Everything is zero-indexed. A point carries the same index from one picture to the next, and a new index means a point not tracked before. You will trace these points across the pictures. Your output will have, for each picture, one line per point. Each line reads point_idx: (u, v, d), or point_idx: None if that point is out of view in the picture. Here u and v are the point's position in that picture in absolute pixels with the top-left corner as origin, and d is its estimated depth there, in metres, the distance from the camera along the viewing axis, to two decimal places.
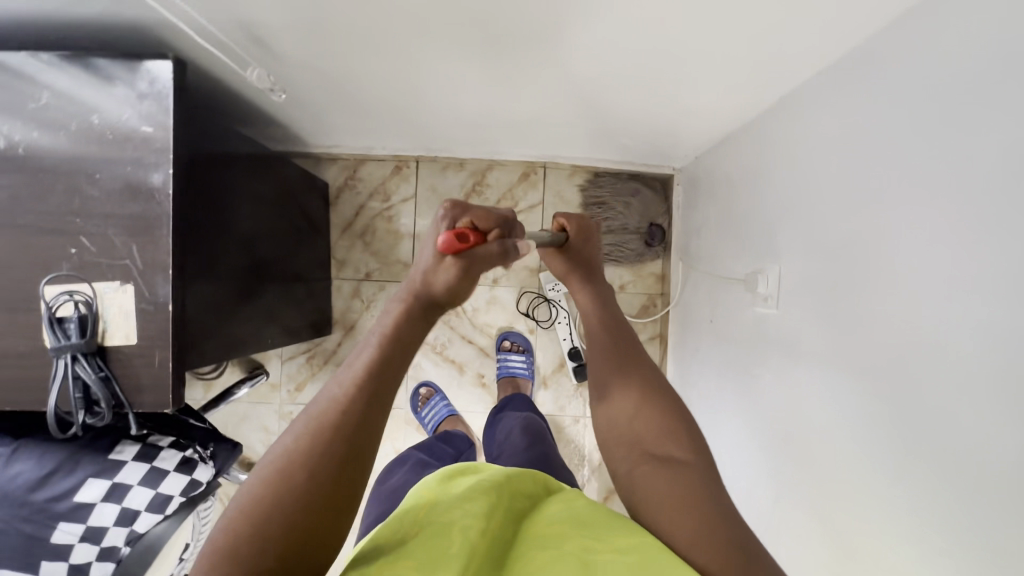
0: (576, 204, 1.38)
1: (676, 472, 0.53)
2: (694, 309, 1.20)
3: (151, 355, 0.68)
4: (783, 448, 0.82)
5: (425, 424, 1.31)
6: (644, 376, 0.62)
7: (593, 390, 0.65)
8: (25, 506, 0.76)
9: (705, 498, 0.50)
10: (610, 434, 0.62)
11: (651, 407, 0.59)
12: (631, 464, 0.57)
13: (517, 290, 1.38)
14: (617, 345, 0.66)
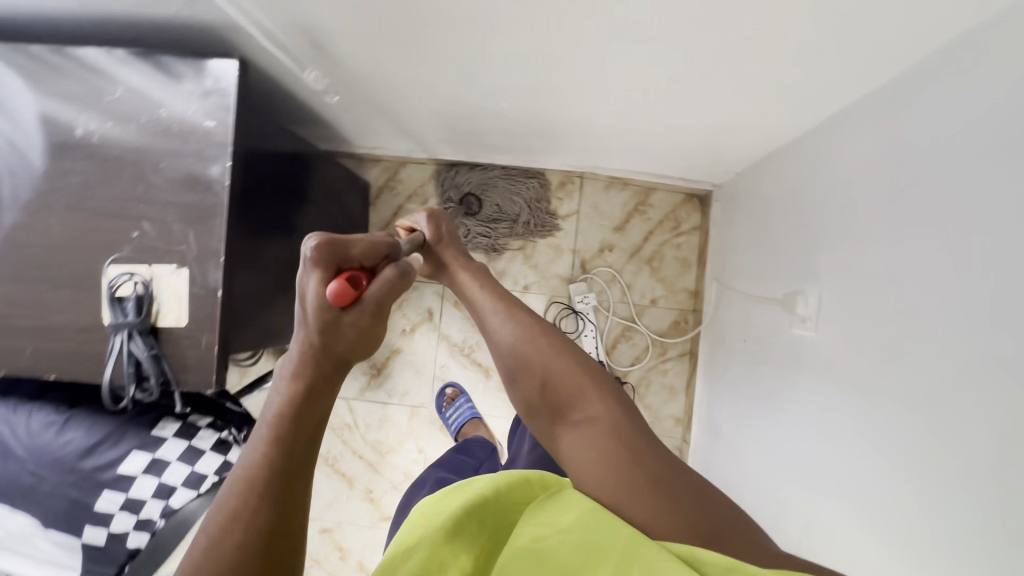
0: (611, 215, 1.38)
1: (607, 424, 0.59)
2: (725, 327, 1.18)
3: (198, 337, 0.72)
4: (813, 475, 0.79)
5: (449, 424, 1.32)
6: (542, 331, 0.68)
7: (504, 366, 0.67)
8: (73, 472, 0.81)
9: (635, 436, 0.58)
10: (533, 408, 0.65)
11: (565, 365, 0.64)
12: (566, 428, 0.61)
13: (547, 299, 1.38)
14: (511, 313, 0.70)
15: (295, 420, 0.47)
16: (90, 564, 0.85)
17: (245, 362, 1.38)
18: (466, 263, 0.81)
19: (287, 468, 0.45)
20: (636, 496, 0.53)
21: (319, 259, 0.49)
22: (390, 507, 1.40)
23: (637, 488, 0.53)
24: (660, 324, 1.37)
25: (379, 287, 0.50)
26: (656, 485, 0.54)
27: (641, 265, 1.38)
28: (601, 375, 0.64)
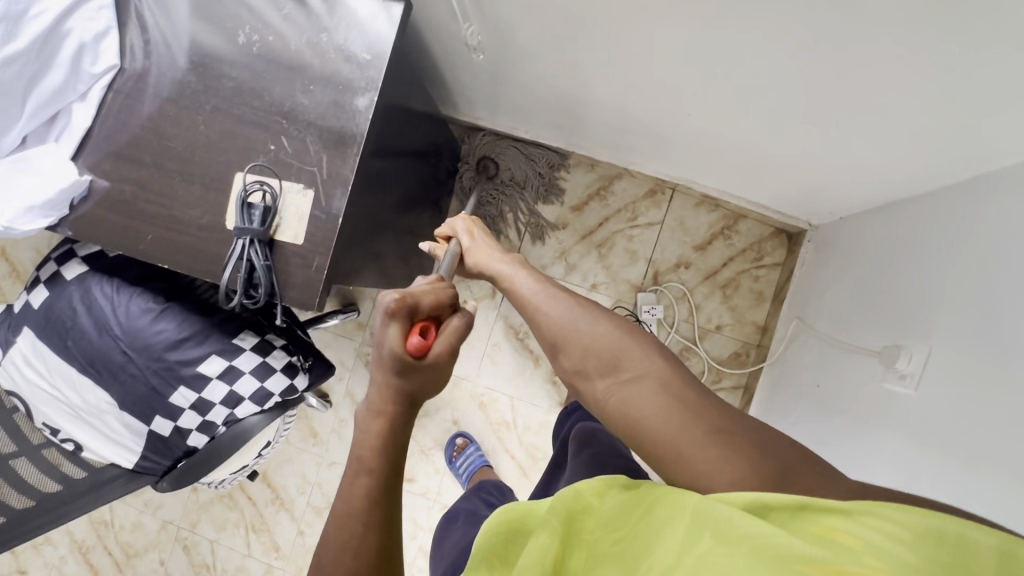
0: (695, 233, 1.35)
1: (651, 383, 0.53)
2: (793, 369, 1.14)
3: (309, 259, 0.74)
4: None
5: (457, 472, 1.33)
6: (580, 302, 0.65)
7: (545, 343, 0.64)
8: (158, 361, 0.84)
9: (686, 387, 0.52)
10: (575, 375, 0.60)
11: (601, 331, 0.60)
12: (602, 385, 0.57)
13: (612, 302, 1.37)
14: (550, 292, 0.68)
15: (379, 461, 0.48)
16: (151, 452, 0.89)
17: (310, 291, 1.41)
18: (497, 251, 0.84)
19: (377, 505, 0.47)
20: (695, 447, 0.46)
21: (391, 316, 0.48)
22: (413, 470, 1.40)
23: (696, 439, 0.46)
24: (721, 352, 1.34)
25: (453, 335, 0.50)
26: (719, 437, 0.46)
27: (714, 289, 1.35)
28: (641, 337, 0.59)
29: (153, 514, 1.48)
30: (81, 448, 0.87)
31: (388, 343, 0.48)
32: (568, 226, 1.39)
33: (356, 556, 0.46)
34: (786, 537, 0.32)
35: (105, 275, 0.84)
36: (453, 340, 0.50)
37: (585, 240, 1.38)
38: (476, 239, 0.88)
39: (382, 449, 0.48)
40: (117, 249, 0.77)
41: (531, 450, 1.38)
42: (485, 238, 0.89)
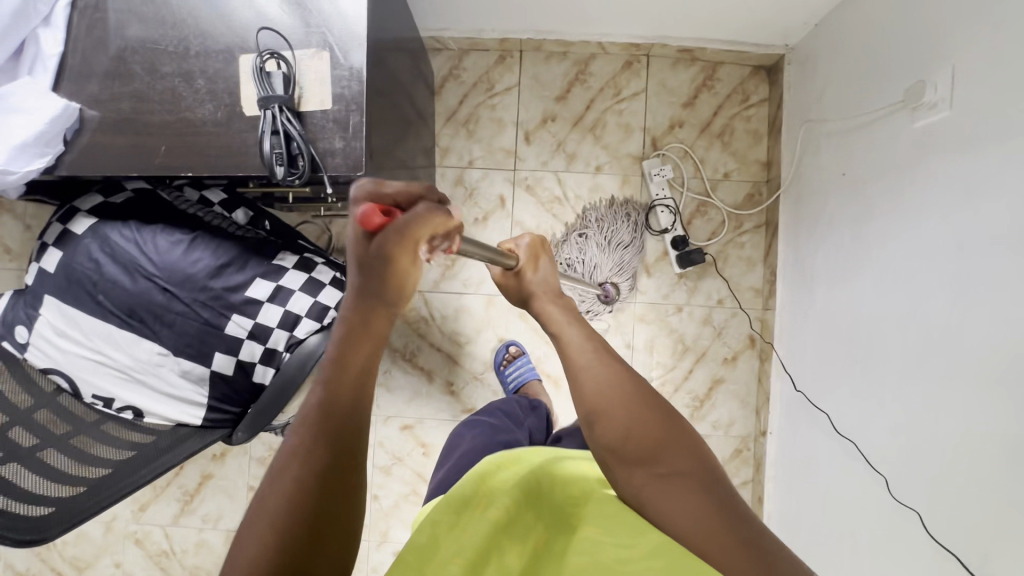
0: (680, 91, 1.37)
1: (696, 481, 0.49)
2: (813, 179, 1.17)
3: (344, 122, 0.70)
4: (954, 262, 0.77)
5: (507, 382, 1.31)
6: (630, 373, 0.55)
7: (580, 408, 0.54)
8: (204, 292, 0.78)
9: (728, 500, 0.48)
10: (610, 452, 0.52)
11: (658, 410, 0.52)
12: (646, 470, 0.50)
13: (620, 179, 1.38)
14: (599, 354, 0.57)
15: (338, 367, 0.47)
16: (218, 400, 0.82)
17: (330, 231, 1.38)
18: (557, 295, 0.69)
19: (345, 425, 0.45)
20: (721, 546, 0.45)
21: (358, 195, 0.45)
22: (472, 399, 1.37)
23: (731, 554, 0.44)
24: (735, 197, 1.37)
25: (412, 218, 0.43)
26: (747, 548, 0.45)
27: (712, 139, 1.37)
28: (699, 442, 0.52)
29: (214, 528, 1.39)
30: (142, 413, 0.80)
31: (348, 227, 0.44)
32: (558, 118, 1.38)
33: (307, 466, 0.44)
34: None
35: (119, 220, 0.78)
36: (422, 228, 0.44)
37: (577, 127, 1.38)
38: (540, 271, 0.73)
39: (344, 359, 0.47)
40: (133, 173, 0.72)
41: None
42: (549, 269, 0.74)
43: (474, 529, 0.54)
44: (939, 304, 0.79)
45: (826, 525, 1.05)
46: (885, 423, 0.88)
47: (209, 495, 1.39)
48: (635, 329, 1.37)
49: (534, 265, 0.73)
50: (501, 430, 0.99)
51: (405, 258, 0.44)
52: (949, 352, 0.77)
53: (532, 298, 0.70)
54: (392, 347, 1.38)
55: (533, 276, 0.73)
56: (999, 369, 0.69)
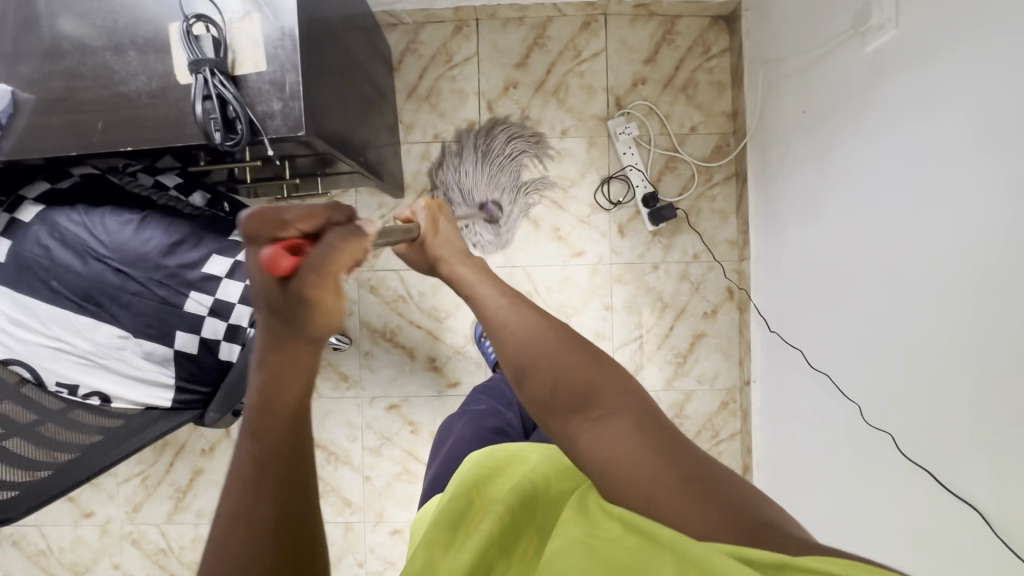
0: (639, 48, 1.36)
1: (617, 417, 0.49)
2: (777, 122, 1.16)
3: (280, 82, 0.69)
4: (910, 183, 0.77)
5: (488, 352, 1.31)
6: (554, 327, 0.57)
7: (511, 369, 0.56)
8: (158, 270, 0.77)
9: (660, 433, 0.48)
10: (541, 408, 0.53)
11: (580, 361, 0.54)
12: (579, 423, 0.50)
13: (587, 141, 1.36)
14: (522, 311, 0.59)
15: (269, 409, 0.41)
16: (185, 381, 0.82)
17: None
18: (462, 257, 0.71)
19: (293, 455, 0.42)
20: (649, 473, 0.44)
21: (247, 234, 0.37)
22: (456, 373, 1.37)
23: (666, 483, 0.43)
24: (703, 150, 1.36)
25: (325, 252, 0.36)
26: (685, 480, 0.43)
27: (676, 93, 1.36)
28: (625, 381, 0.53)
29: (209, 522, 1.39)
30: (109, 399, 0.80)
31: (248, 267, 0.38)
32: (520, 84, 1.37)
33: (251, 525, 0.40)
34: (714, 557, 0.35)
35: (66, 205, 0.78)
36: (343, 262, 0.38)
37: (539, 92, 1.37)
38: (441, 232, 0.75)
39: (269, 397, 0.41)
40: (72, 152, 0.71)
41: (561, 310, 1.37)
42: (450, 230, 0.76)
43: (469, 542, 0.49)
44: (901, 226, 0.79)
45: (812, 464, 1.05)
46: (858, 352, 0.88)
47: (202, 490, 1.40)
48: (614, 291, 1.36)
49: (434, 228, 0.76)
50: (487, 416, 0.98)
51: (330, 300, 0.38)
52: (909, 274, 0.77)
53: (439, 260, 0.73)
54: (372, 328, 1.38)
55: (435, 240, 0.74)
56: (959, 280, 0.68)
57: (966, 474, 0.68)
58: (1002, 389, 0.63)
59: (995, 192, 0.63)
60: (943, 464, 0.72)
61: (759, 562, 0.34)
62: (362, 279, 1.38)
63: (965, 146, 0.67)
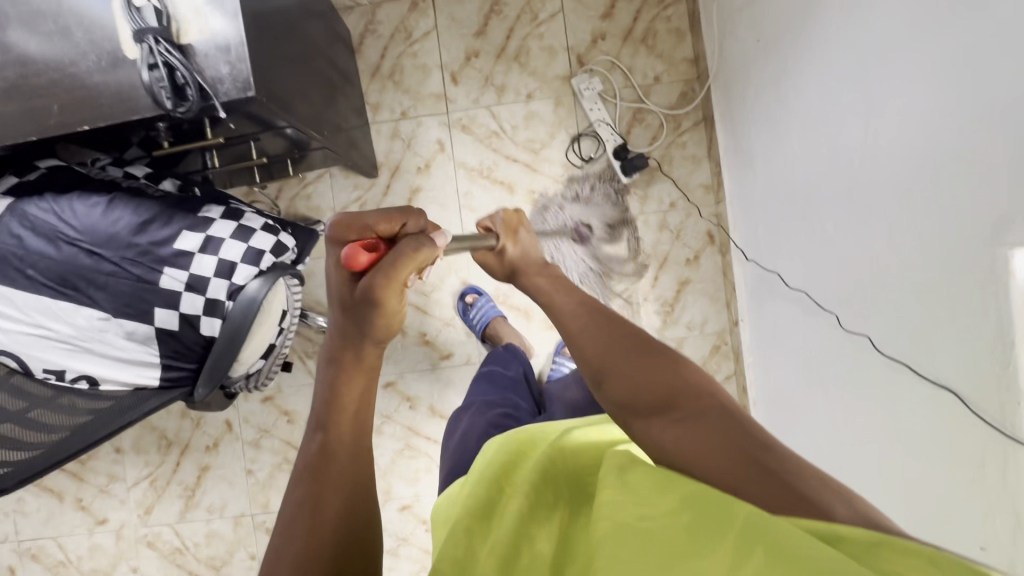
0: (595, 4, 1.37)
1: (699, 416, 0.51)
2: (736, 57, 1.16)
3: (224, 45, 0.70)
4: (860, 86, 0.77)
5: (473, 325, 1.33)
6: (627, 331, 0.60)
7: (589, 372, 0.59)
8: (130, 249, 0.79)
9: (737, 424, 0.49)
10: (623, 409, 0.55)
11: (653, 360, 0.56)
12: (659, 419, 0.52)
13: (553, 102, 1.37)
14: (599, 319, 0.62)
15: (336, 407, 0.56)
16: (171, 358, 0.84)
17: (278, 206, 1.38)
18: (541, 266, 0.76)
19: (351, 467, 0.54)
20: (728, 471, 0.45)
21: (341, 239, 0.57)
22: (448, 344, 1.38)
23: (742, 466, 0.45)
24: (669, 98, 1.36)
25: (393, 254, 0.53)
26: (758, 462, 0.45)
27: (637, 45, 1.36)
28: (708, 386, 0.54)
29: (221, 516, 1.41)
30: (97, 382, 0.82)
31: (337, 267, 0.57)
32: (481, 53, 1.38)
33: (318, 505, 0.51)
34: (804, 541, 0.34)
35: (35, 196, 0.80)
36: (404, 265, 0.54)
37: (501, 58, 1.38)
38: (520, 243, 0.80)
39: (335, 397, 0.56)
40: (32, 137, 0.73)
41: None
42: (528, 239, 0.81)
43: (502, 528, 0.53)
44: (857, 128, 0.79)
45: (801, 389, 1.06)
46: (829, 265, 0.88)
47: (211, 485, 1.41)
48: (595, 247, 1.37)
49: (513, 238, 0.80)
50: (496, 403, 0.94)
51: (390, 297, 0.55)
52: (870, 179, 0.77)
53: (514, 270, 0.78)
54: None
55: (514, 249, 0.79)
56: (912, 165, 0.69)
57: (936, 358, 0.68)
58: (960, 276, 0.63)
59: (933, 65, 0.63)
60: (915, 354, 0.71)
61: (846, 544, 0.35)
62: None
63: (902, 31, 0.68)
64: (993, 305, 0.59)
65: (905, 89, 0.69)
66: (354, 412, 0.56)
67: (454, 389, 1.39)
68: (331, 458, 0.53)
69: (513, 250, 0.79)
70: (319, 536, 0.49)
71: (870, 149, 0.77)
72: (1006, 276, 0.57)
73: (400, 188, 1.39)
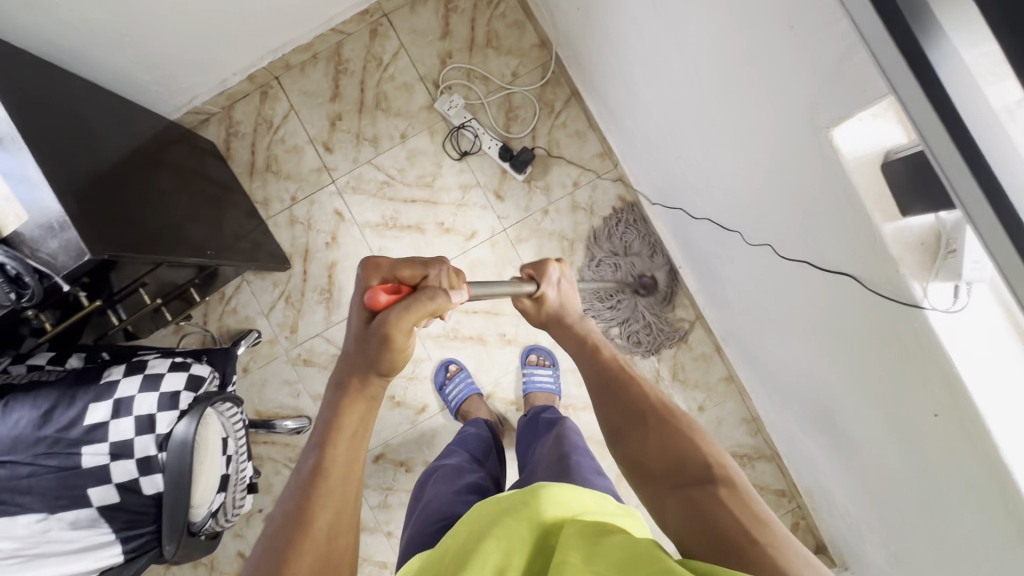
0: (431, 28, 1.38)
1: (692, 483, 0.58)
2: (571, 29, 1.17)
3: (45, 223, 0.77)
4: (663, 21, 0.78)
5: (449, 401, 1.32)
6: (657, 400, 0.68)
7: (607, 423, 0.69)
8: (40, 442, 0.78)
9: (743, 500, 0.55)
10: (636, 467, 0.63)
11: (669, 429, 0.63)
12: (662, 479, 0.60)
13: (428, 133, 1.38)
14: (630, 385, 0.71)
15: (333, 430, 0.58)
16: (126, 529, 0.82)
17: (209, 330, 1.37)
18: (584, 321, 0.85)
19: (339, 484, 0.55)
20: (726, 543, 0.51)
21: (376, 276, 0.63)
22: (420, 397, 1.38)
23: (745, 535, 0.51)
24: (533, 86, 1.37)
25: (399, 304, 0.56)
26: (755, 537, 0.51)
27: (484, 51, 1.38)
28: (724, 463, 0.60)
29: None
30: None
31: (359, 305, 0.61)
32: (343, 114, 1.38)
33: (293, 519, 0.53)
34: None
35: None
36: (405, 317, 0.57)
37: (363, 112, 1.38)
38: (557, 292, 0.87)
39: (334, 421, 0.58)
40: None
41: (484, 291, 1.39)
42: (568, 289, 0.88)
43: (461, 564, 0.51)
44: (676, 61, 0.80)
45: (748, 311, 1.06)
46: (715, 192, 0.88)
47: None
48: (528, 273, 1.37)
49: (553, 284, 0.86)
50: (461, 475, 0.92)
51: (400, 337, 0.57)
52: (707, 103, 0.77)
53: (544, 324, 0.88)
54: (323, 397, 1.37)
55: (552, 297, 0.86)
56: (727, 76, 0.70)
57: (824, 248, 0.67)
58: (801, 167, 0.64)
59: None
60: (809, 250, 0.71)
61: None
62: (293, 357, 1.38)
63: None
64: (835, 184, 0.60)
65: (694, 13, 0.70)
66: (350, 437, 0.58)
67: (442, 437, 1.37)
68: (326, 482, 0.55)
69: (553, 298, 0.86)
70: (305, 563, 0.50)
71: (694, 74, 0.77)
72: (833, 154, 0.58)
73: (318, 269, 1.38)
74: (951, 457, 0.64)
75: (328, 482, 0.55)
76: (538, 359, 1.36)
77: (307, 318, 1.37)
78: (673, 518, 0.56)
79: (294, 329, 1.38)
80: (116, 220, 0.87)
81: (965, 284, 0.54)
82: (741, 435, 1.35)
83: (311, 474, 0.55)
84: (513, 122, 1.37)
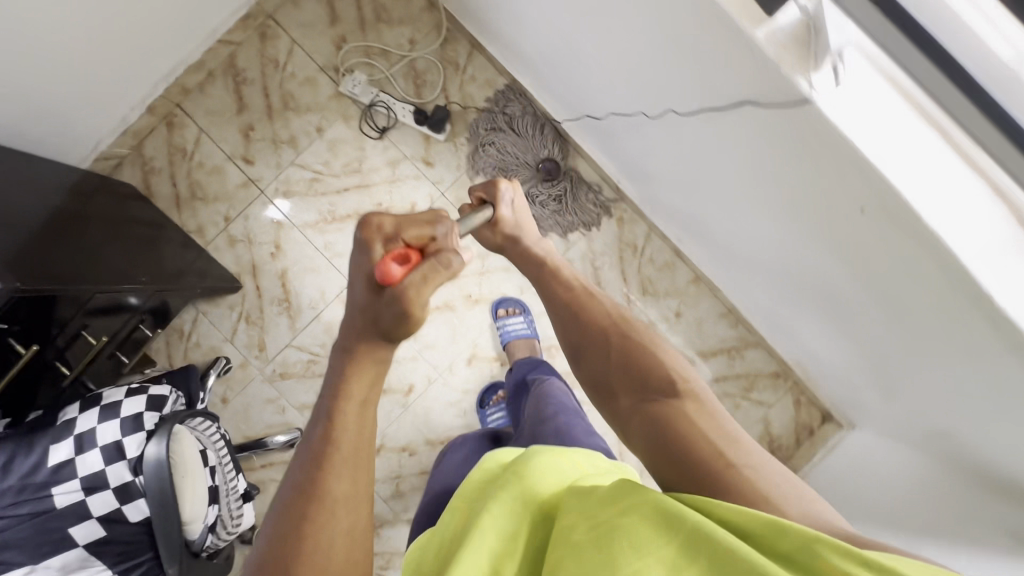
0: (318, 17, 1.37)
1: (659, 404, 0.61)
2: None
3: None
4: None
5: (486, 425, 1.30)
6: (620, 327, 0.70)
7: (575, 352, 0.72)
8: (6, 494, 0.75)
9: (706, 415, 0.59)
10: (603, 392, 0.68)
11: (633, 354, 0.67)
12: (628, 406, 0.64)
13: (343, 119, 1.37)
14: (593, 311, 0.72)
15: (336, 399, 0.56)
16: (120, 563, 0.80)
17: None
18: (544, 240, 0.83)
19: (353, 449, 0.55)
20: (695, 460, 0.55)
21: (375, 238, 0.62)
22: (404, 379, 1.36)
23: (715, 453, 0.55)
24: (433, 48, 1.36)
25: (411, 273, 0.56)
26: (722, 453, 0.55)
27: (376, 26, 1.37)
28: (690, 379, 0.63)
29: None
30: None
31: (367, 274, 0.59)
32: (254, 123, 1.37)
33: (308, 494, 0.52)
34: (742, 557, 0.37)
35: None
36: (422, 283, 0.56)
37: (273, 115, 1.37)
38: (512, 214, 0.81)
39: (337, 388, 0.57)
40: None
41: None
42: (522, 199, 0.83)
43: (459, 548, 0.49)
44: None
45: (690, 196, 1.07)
46: (617, 77, 0.90)
47: None
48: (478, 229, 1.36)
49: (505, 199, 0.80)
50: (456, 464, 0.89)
51: (417, 309, 0.56)
52: None
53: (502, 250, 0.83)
54: (309, 405, 1.35)
55: (507, 214, 0.80)
56: None
57: (720, 84, 0.70)
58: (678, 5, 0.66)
59: None
60: (708, 93, 0.75)
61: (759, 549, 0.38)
62: (268, 374, 1.35)
63: None
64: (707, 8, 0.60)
65: None
66: (361, 403, 0.56)
67: (436, 411, 1.36)
68: (340, 449, 0.54)
69: (509, 218, 0.80)
70: (330, 528, 0.51)
71: None
72: None
73: (270, 281, 1.36)
74: (886, 242, 0.67)
75: (344, 449, 0.54)
76: (508, 310, 1.35)
77: (272, 332, 1.35)
78: (640, 437, 0.61)
79: (262, 346, 1.36)
80: (40, 264, 0.85)
81: (839, 57, 0.54)
82: (722, 329, 1.35)
83: (321, 446, 0.54)
84: (423, 87, 1.36)
